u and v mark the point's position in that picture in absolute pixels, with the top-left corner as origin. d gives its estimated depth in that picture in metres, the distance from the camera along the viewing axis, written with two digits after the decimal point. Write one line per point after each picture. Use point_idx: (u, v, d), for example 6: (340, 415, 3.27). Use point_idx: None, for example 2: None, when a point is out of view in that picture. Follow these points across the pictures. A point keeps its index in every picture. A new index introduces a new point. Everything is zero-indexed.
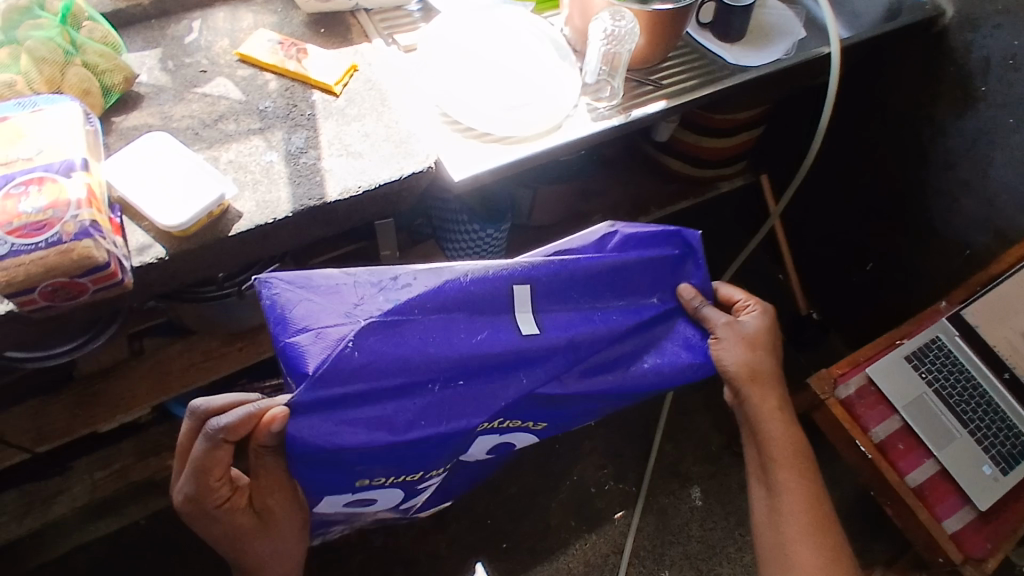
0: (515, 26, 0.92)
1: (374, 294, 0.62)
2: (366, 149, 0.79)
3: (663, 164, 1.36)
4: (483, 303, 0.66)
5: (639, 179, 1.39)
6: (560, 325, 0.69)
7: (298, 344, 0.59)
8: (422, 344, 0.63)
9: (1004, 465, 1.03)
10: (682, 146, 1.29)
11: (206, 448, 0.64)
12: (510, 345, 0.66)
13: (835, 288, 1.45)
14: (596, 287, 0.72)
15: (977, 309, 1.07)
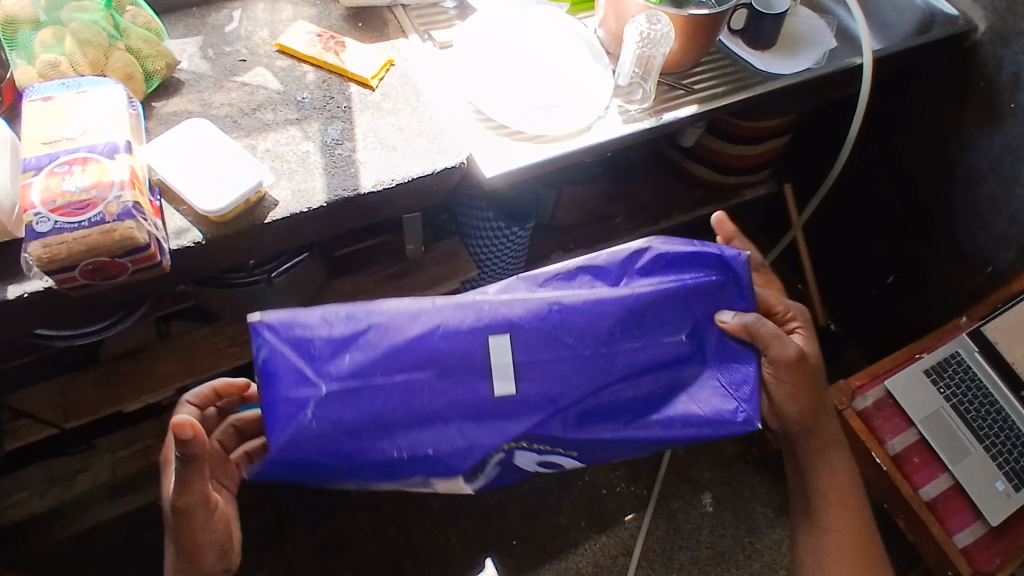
0: (551, 27, 0.93)
1: (342, 352, 0.62)
2: (401, 143, 0.80)
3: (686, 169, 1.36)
4: (454, 358, 0.63)
5: (661, 183, 1.39)
6: (549, 377, 0.65)
7: (269, 403, 0.62)
8: (385, 405, 0.62)
9: (1018, 482, 1.03)
10: (707, 152, 1.30)
11: None
12: (480, 403, 0.63)
13: (855, 300, 1.45)
14: (595, 333, 0.66)
15: (996, 326, 1.06)
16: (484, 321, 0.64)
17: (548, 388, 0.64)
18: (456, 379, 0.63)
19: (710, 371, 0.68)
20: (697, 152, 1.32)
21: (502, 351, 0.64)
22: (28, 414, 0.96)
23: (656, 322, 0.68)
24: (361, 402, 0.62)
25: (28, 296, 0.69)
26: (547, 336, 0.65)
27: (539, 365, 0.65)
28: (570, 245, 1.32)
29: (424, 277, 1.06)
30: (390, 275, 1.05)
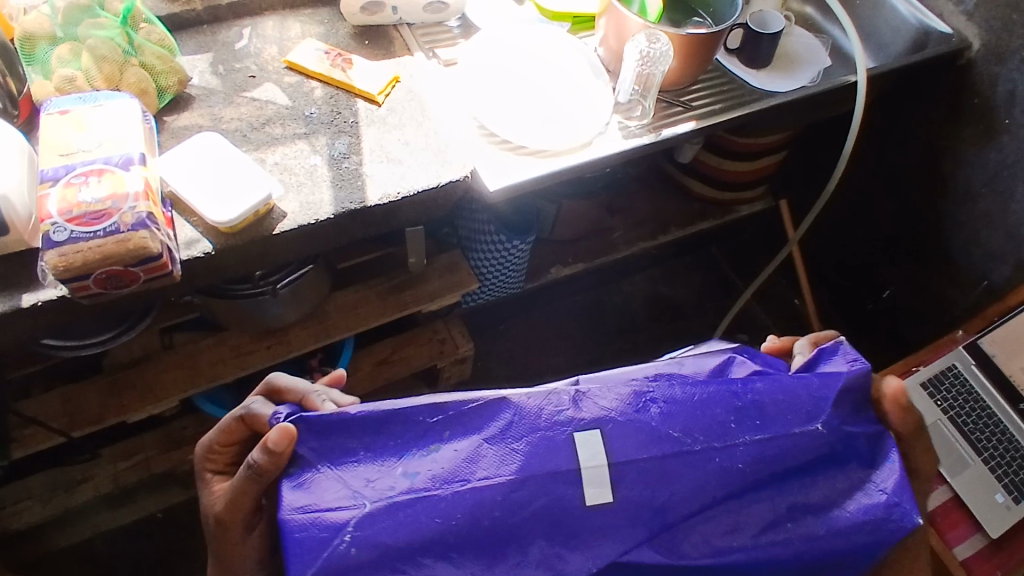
0: (551, 45, 0.95)
1: (392, 469, 0.58)
2: (406, 156, 0.82)
3: (684, 185, 1.39)
4: (536, 466, 0.57)
5: (660, 199, 1.41)
6: (643, 478, 0.57)
7: (293, 529, 0.56)
8: (440, 523, 0.55)
9: (1017, 494, 1.03)
10: (705, 168, 1.32)
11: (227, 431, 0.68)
12: (566, 515, 0.56)
13: (851, 315, 1.47)
14: (708, 427, 0.60)
15: (993, 339, 1.07)
16: (569, 420, 0.59)
17: (644, 494, 0.57)
18: (534, 487, 0.56)
19: (857, 486, 0.60)
20: (696, 169, 1.34)
21: (591, 452, 0.57)
22: (37, 422, 0.97)
23: (779, 410, 0.61)
24: (401, 520, 0.55)
25: (42, 304, 0.70)
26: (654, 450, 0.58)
27: (637, 467, 0.58)
28: (570, 259, 1.33)
29: (426, 289, 1.07)
30: (391, 287, 1.07)
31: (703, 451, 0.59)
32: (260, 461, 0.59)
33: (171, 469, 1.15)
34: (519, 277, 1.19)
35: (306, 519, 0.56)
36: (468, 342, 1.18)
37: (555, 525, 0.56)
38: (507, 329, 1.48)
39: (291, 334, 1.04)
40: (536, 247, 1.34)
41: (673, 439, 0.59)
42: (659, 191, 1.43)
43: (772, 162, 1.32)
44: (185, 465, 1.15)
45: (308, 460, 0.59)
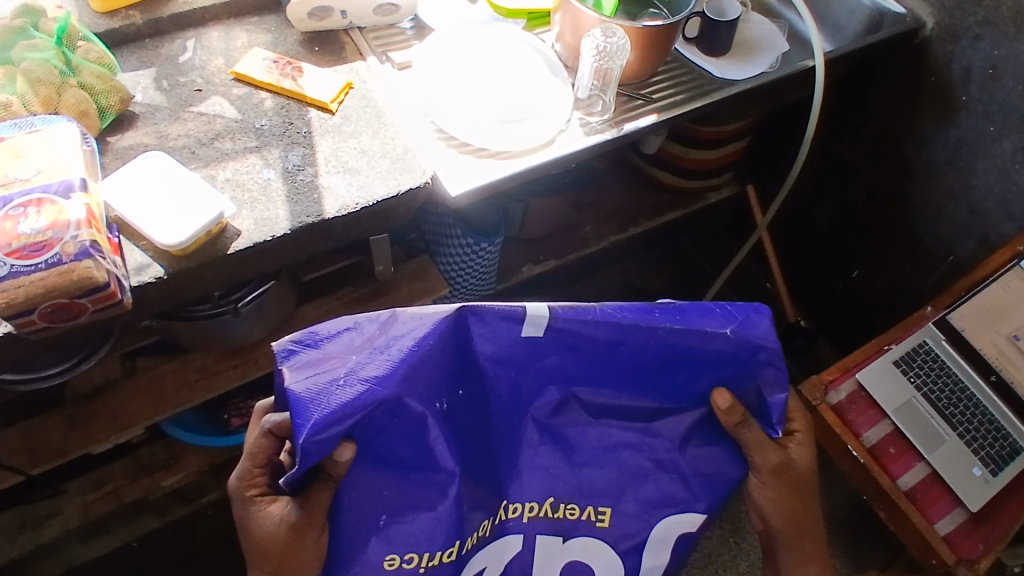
0: (506, 43, 0.93)
1: (379, 332, 0.55)
2: (364, 165, 0.79)
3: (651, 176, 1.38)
4: (499, 323, 0.56)
5: (628, 191, 1.41)
6: (590, 335, 0.58)
7: (299, 393, 0.52)
8: (421, 358, 0.55)
9: (994, 466, 1.03)
10: (671, 158, 1.33)
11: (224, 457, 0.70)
12: (515, 364, 0.59)
13: (823, 296, 1.48)
14: (615, 327, 0.58)
15: (962, 314, 1.09)
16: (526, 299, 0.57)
17: (581, 349, 0.59)
18: (492, 337, 0.57)
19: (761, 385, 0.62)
20: (661, 159, 1.34)
21: (537, 326, 0.57)
22: None
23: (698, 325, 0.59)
24: (393, 359, 0.54)
25: None
26: (597, 329, 0.58)
27: (572, 333, 0.58)
28: (540, 257, 1.31)
29: (396, 297, 1.05)
30: (360, 297, 1.04)
31: (623, 330, 0.58)
32: None
33: (143, 497, 1.12)
34: (490, 279, 1.16)
35: (308, 378, 0.53)
36: None
37: (517, 368, 0.59)
38: None
39: (258, 352, 1.01)
40: (506, 247, 1.32)
41: (597, 335, 0.58)
42: (626, 183, 1.42)
43: (733, 150, 1.32)
44: (158, 492, 1.12)
45: (300, 355, 0.54)
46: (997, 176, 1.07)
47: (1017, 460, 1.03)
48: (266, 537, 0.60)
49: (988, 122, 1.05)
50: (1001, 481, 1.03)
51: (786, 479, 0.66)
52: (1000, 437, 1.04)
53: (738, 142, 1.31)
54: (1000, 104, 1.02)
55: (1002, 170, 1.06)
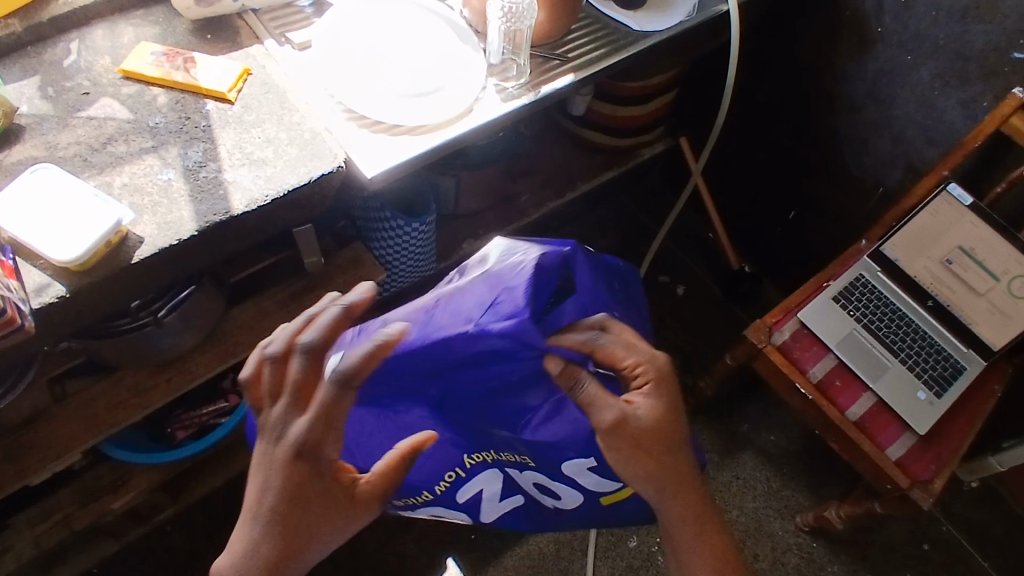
0: (409, 12, 0.90)
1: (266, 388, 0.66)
2: (271, 155, 0.75)
3: (583, 138, 1.37)
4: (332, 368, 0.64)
5: (563, 156, 1.39)
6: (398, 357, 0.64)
7: None
8: None
9: (938, 388, 1.06)
10: (600, 118, 1.31)
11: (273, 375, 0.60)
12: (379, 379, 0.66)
13: (763, 241, 1.50)
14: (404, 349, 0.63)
15: (895, 243, 1.11)
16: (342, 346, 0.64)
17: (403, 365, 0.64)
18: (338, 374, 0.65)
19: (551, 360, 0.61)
20: (591, 120, 1.33)
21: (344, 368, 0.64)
22: None
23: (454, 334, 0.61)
24: None
25: None
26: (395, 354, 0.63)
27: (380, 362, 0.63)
28: (479, 232, 1.29)
29: (331, 289, 1.01)
30: (293, 293, 1.00)
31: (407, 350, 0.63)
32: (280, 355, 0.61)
33: (94, 523, 1.07)
34: (427, 259, 1.14)
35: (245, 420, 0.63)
36: None
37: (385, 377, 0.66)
38: None
39: (192, 361, 0.95)
40: (442, 225, 1.29)
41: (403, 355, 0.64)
42: (560, 149, 1.40)
43: (659, 103, 1.31)
44: (109, 516, 1.07)
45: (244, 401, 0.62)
46: (917, 104, 1.08)
47: (958, 380, 1.06)
48: (332, 509, 0.59)
49: (904, 50, 1.06)
50: (944, 403, 1.05)
51: (624, 431, 0.62)
52: (942, 359, 1.08)
53: (663, 94, 1.30)
54: (914, 31, 1.03)
55: (920, 98, 1.08)
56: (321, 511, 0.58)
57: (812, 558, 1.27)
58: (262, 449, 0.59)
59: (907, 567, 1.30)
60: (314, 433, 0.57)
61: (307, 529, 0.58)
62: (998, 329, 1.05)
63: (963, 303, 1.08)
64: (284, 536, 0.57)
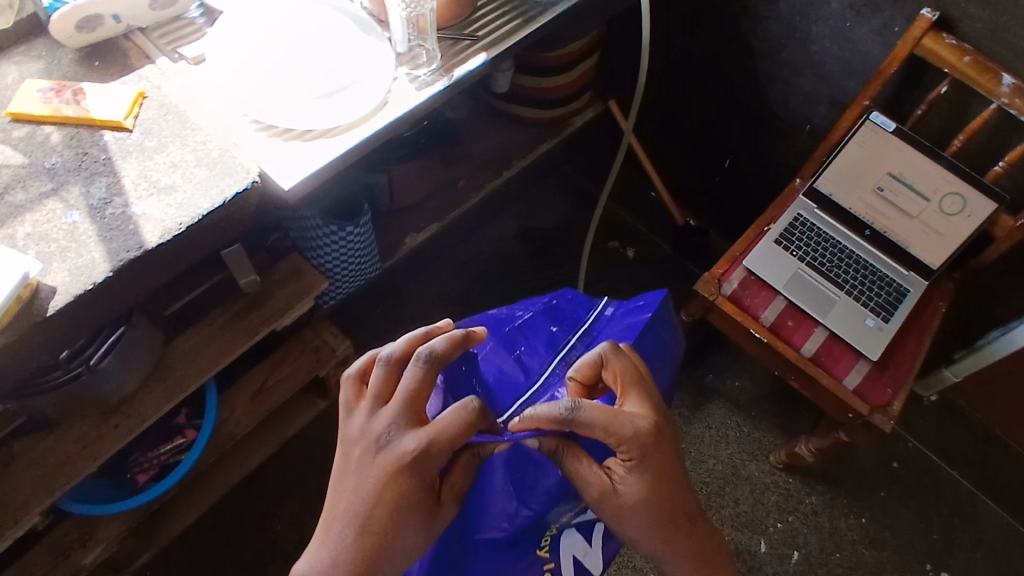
0: (307, 10, 0.86)
1: None
2: (179, 180, 0.72)
3: (512, 113, 1.36)
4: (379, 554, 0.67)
5: (495, 135, 1.38)
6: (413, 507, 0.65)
7: None
8: None
9: (885, 313, 1.08)
10: (526, 91, 1.31)
11: (382, 380, 0.58)
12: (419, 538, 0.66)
13: (704, 192, 1.51)
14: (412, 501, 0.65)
15: (827, 180, 1.14)
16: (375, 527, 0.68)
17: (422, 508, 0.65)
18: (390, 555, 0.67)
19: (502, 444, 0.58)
20: (518, 95, 1.32)
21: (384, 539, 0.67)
22: None
23: None
24: None
25: None
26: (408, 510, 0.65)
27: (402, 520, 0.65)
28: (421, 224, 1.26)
29: (275, 305, 0.98)
30: (234, 315, 0.97)
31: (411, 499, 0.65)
32: (398, 352, 0.59)
33: None
34: (371, 260, 1.12)
35: None
36: (342, 343, 1.12)
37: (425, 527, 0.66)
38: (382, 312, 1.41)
39: (138, 402, 0.92)
40: (381, 222, 1.26)
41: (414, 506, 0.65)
42: (491, 128, 1.39)
43: (580, 69, 1.31)
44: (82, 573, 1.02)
45: None
46: (832, 38, 1.09)
47: (903, 302, 1.09)
48: (423, 510, 0.55)
49: None
50: (894, 326, 1.07)
51: (607, 502, 0.59)
52: (885, 285, 1.10)
53: (584, 59, 1.29)
54: None
55: (834, 31, 1.09)
56: (417, 518, 0.55)
57: (790, 494, 1.31)
58: (359, 456, 0.56)
59: (880, 488, 1.34)
60: (426, 444, 0.54)
61: (394, 531, 0.54)
62: (935, 249, 1.09)
63: (898, 228, 1.11)
64: (375, 541, 0.55)
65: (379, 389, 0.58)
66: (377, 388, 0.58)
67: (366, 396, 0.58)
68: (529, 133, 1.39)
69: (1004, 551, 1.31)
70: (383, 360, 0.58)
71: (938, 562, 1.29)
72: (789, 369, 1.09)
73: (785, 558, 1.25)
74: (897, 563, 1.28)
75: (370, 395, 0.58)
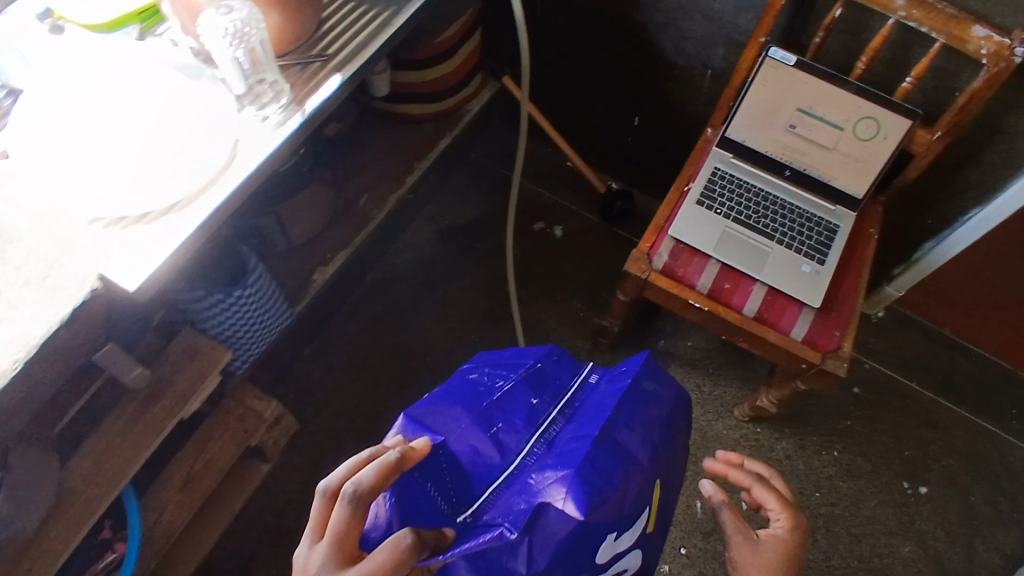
0: (124, 69, 0.75)
1: None
2: (3, 309, 0.60)
3: (399, 112, 1.26)
4: None
5: (389, 141, 1.28)
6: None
7: None
8: None
9: (819, 256, 1.04)
10: (408, 90, 1.21)
11: (322, 513, 0.54)
12: None
13: (620, 153, 1.45)
14: None
15: (738, 127, 1.09)
16: None
17: None
18: None
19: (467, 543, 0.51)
20: (403, 93, 1.22)
21: None
22: None
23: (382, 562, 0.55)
24: None
25: None
26: None
27: None
28: (328, 255, 1.17)
29: (175, 392, 0.89)
30: (132, 413, 0.87)
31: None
32: (334, 484, 0.54)
33: None
34: (279, 309, 1.04)
35: None
36: (269, 404, 1.07)
37: None
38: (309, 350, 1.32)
39: (48, 534, 0.78)
40: (285, 263, 1.16)
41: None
42: (384, 133, 1.29)
43: (463, 52, 1.22)
44: None
45: None
46: None
47: (836, 239, 1.05)
48: None
49: None
50: (831, 266, 1.04)
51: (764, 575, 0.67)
52: (815, 225, 1.06)
53: (465, 41, 1.21)
54: None
55: None
56: None
57: (761, 444, 1.29)
58: None
59: (846, 417, 1.33)
60: None
61: None
62: (858, 178, 1.05)
63: (818, 162, 1.06)
64: None
65: (316, 520, 0.53)
66: (314, 524, 0.53)
67: (303, 532, 0.53)
68: (425, 131, 1.31)
69: (972, 453, 1.33)
70: (323, 491, 0.54)
71: (913, 477, 1.30)
72: (736, 332, 1.04)
73: None
74: (875, 487, 1.28)
75: (307, 530, 0.53)
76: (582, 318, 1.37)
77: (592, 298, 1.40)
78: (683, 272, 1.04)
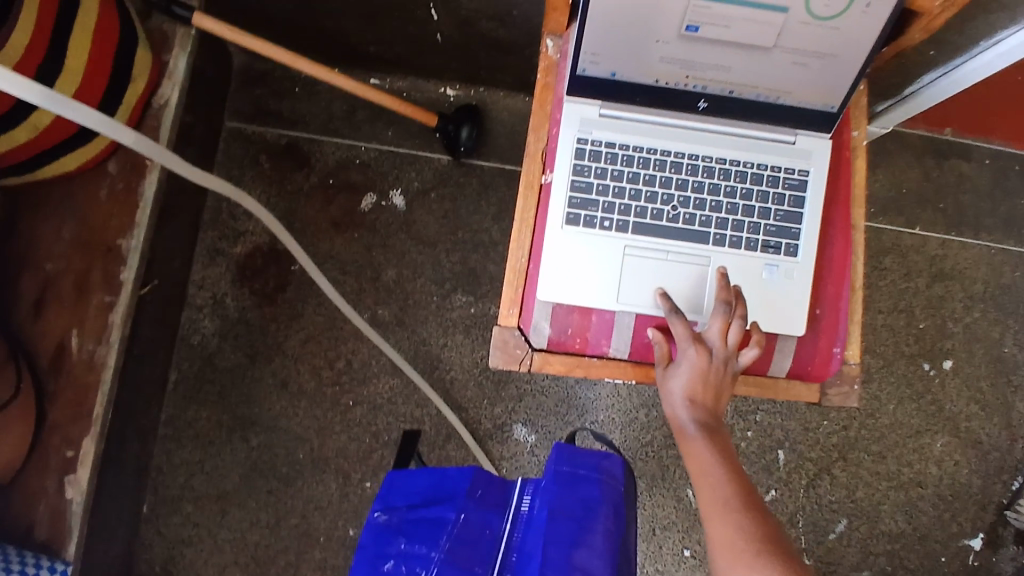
0: None
1: None
2: None
3: (49, 172, 0.78)
4: None
5: (75, 213, 0.83)
6: None
7: None
8: None
9: (788, 243, 0.63)
10: (32, 145, 0.72)
11: None
12: None
13: (435, 56, 0.95)
14: None
15: (592, 59, 0.59)
16: None
17: None
18: None
19: None
20: (3, 168, 0.74)
21: None
22: None
23: None
24: None
25: None
26: None
27: None
28: (71, 451, 0.80)
29: None
30: None
31: None
32: None
33: None
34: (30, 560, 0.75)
35: None
36: None
37: None
38: (158, 489, 1.00)
39: None
40: (34, 463, 0.80)
41: None
42: (71, 198, 0.84)
43: (73, 73, 0.70)
44: None
45: None
46: None
47: (807, 197, 0.63)
48: None
49: None
50: (808, 251, 0.63)
51: (701, 415, 0.57)
52: (766, 185, 0.63)
53: (71, 26, 0.68)
54: None
55: None
56: None
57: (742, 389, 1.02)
58: None
59: None
60: None
61: None
62: (821, 84, 0.58)
63: (747, 77, 0.59)
64: None
65: None
66: None
67: None
68: (114, 175, 0.85)
69: (1001, 292, 1.04)
70: None
71: (935, 352, 1.03)
72: None
73: (773, 464, 1.02)
74: (892, 386, 1.02)
75: None
76: (476, 317, 1.01)
77: (476, 281, 1.02)
78: (580, 342, 0.64)
